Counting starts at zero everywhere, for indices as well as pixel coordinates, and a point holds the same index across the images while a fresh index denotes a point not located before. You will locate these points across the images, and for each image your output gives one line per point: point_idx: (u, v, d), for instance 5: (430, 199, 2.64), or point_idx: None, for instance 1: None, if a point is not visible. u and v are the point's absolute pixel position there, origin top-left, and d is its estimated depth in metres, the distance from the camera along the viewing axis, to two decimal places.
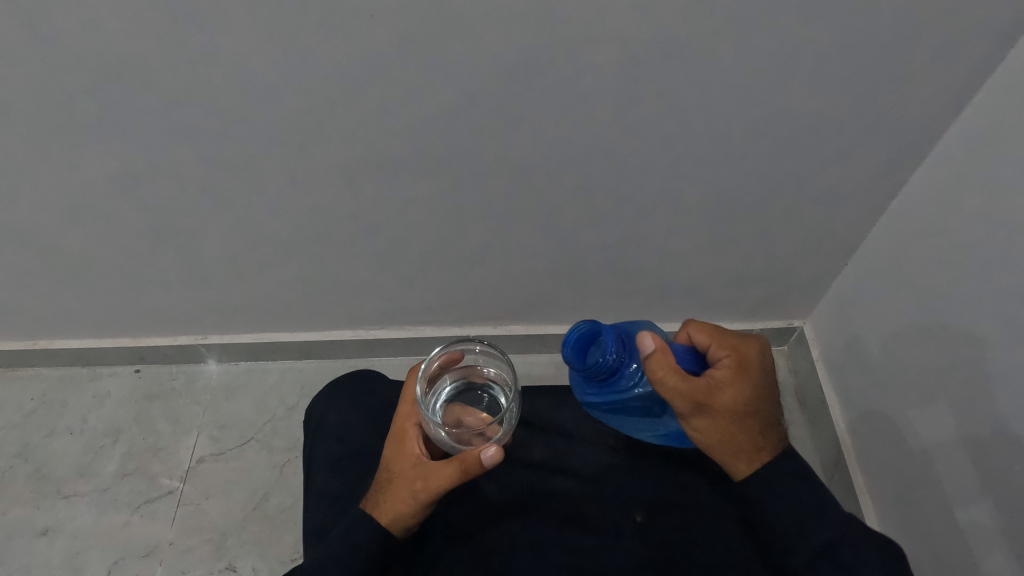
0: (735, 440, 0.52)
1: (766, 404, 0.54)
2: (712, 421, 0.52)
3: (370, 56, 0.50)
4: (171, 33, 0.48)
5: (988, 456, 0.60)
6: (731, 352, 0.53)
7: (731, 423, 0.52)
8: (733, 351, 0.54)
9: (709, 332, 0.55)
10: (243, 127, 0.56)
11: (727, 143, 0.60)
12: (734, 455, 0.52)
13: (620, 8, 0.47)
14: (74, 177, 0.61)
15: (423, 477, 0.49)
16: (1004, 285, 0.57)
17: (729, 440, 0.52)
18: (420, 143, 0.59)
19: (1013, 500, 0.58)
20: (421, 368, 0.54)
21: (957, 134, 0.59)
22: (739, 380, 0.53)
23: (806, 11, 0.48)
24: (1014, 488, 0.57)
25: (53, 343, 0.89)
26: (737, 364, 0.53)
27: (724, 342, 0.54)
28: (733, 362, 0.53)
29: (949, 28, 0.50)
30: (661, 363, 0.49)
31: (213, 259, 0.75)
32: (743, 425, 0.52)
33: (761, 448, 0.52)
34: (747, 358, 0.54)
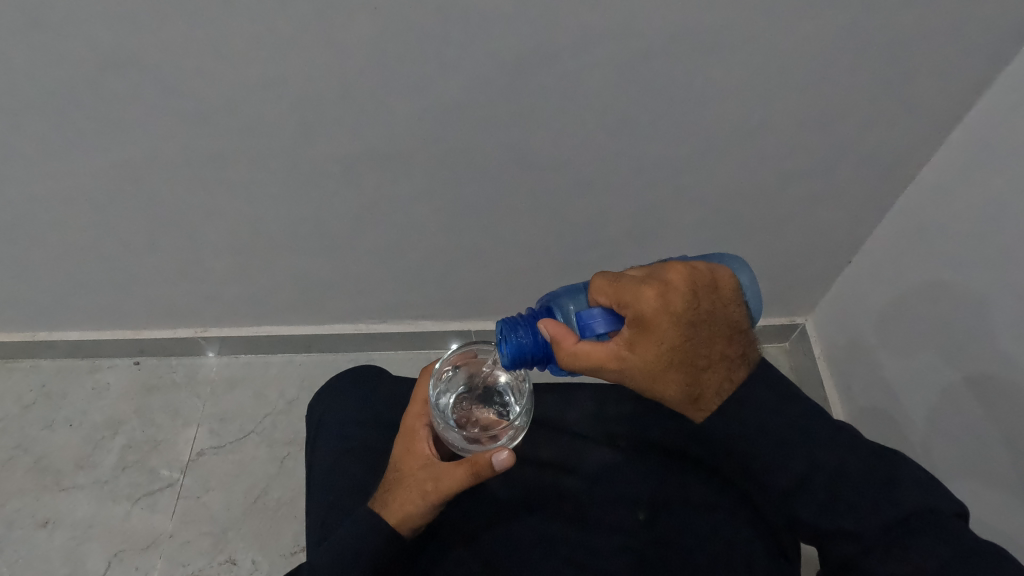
0: (678, 395, 0.46)
1: (702, 346, 0.46)
2: (643, 384, 0.47)
3: (371, 49, 0.50)
4: (171, 25, 0.47)
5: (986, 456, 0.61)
6: (632, 309, 0.45)
7: (662, 380, 0.46)
8: (634, 305, 0.45)
9: (609, 284, 0.47)
10: (245, 119, 0.56)
11: (732, 139, 0.59)
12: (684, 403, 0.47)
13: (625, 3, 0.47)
14: (75, 169, 0.61)
15: (434, 478, 0.49)
16: (1007, 284, 0.56)
17: (669, 396, 0.47)
18: (422, 137, 0.58)
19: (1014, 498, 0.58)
20: (435, 370, 0.55)
21: (962, 132, 0.59)
22: (649, 335, 0.45)
23: (813, 6, 0.47)
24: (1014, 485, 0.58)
25: (53, 334, 0.89)
26: (641, 320, 0.45)
27: (623, 295, 0.46)
28: (636, 318, 0.45)
29: (956, 26, 0.49)
30: (558, 345, 0.47)
31: (213, 252, 0.75)
32: (676, 379, 0.46)
33: (710, 395, 0.46)
34: (652, 310, 0.45)
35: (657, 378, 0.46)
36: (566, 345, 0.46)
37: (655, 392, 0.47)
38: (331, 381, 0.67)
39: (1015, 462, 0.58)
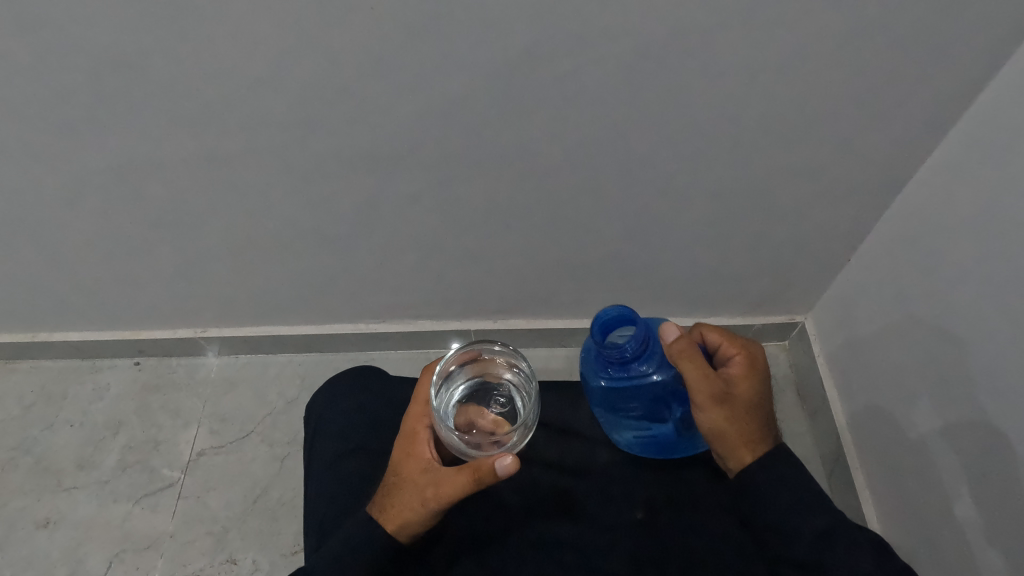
0: (743, 431, 0.54)
1: (768, 406, 0.56)
2: (728, 411, 0.54)
3: (365, 51, 0.50)
4: (165, 26, 0.47)
5: (984, 454, 0.60)
6: (744, 351, 0.56)
7: (742, 413, 0.54)
8: (749, 350, 0.57)
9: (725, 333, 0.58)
10: (243, 119, 0.56)
11: (728, 137, 0.59)
12: (726, 442, 0.54)
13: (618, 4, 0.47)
14: (74, 170, 0.61)
15: (433, 484, 0.49)
16: (1004, 282, 0.56)
17: (736, 431, 0.54)
18: (420, 138, 0.58)
19: (1009, 497, 0.58)
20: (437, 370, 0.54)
21: (961, 130, 0.59)
22: (753, 374, 0.56)
23: (805, 8, 0.48)
24: (1010, 484, 0.57)
25: (53, 335, 0.89)
26: (751, 360, 0.56)
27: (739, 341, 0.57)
28: (745, 359, 0.56)
29: (950, 25, 0.49)
30: (688, 348, 0.53)
31: (212, 253, 0.75)
32: (753, 417, 0.54)
33: (764, 441, 0.54)
34: (757, 359, 0.57)
35: (729, 409, 0.54)
36: (689, 352, 0.53)
37: (717, 420, 0.54)
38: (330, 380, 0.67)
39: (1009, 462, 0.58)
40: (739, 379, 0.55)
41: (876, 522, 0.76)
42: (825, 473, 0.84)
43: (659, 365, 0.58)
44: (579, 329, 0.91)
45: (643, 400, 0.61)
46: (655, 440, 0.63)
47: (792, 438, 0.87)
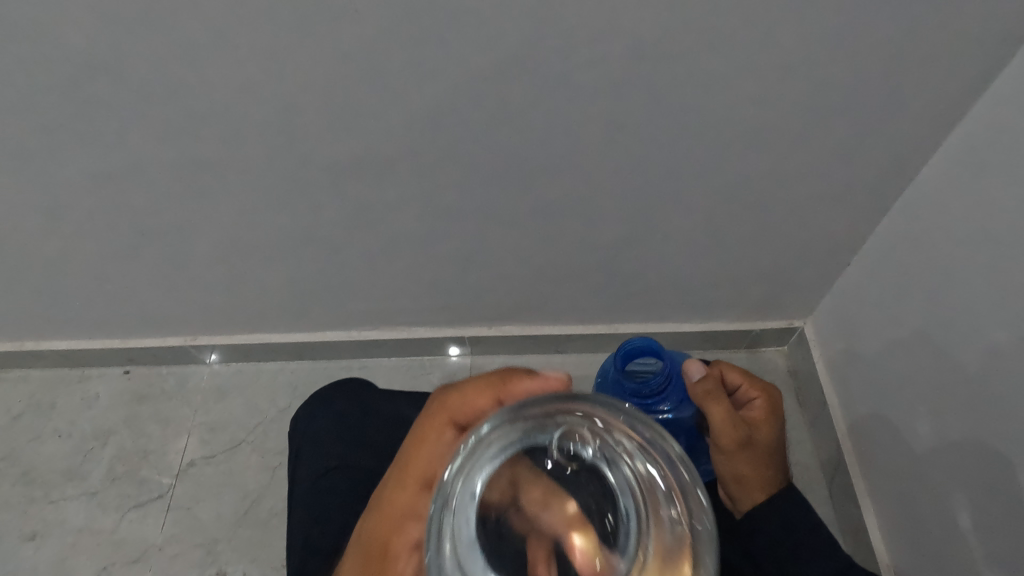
0: (762, 476, 0.54)
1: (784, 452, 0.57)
2: (750, 457, 0.55)
3: (349, 55, 0.49)
4: (144, 32, 0.46)
5: (985, 465, 0.59)
6: (764, 394, 0.57)
7: (764, 459, 0.55)
8: (770, 395, 0.58)
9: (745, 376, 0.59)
10: (226, 125, 0.55)
11: (723, 141, 0.58)
12: (746, 487, 0.54)
13: (607, 7, 0.46)
14: (56, 177, 0.60)
15: None
16: (1005, 287, 0.55)
17: (756, 476, 0.54)
18: (408, 143, 0.57)
19: (1009, 509, 0.56)
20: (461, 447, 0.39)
21: (963, 132, 0.57)
22: (774, 421, 0.57)
23: (797, 11, 0.46)
24: (1010, 496, 0.56)
25: (42, 344, 0.88)
26: (771, 405, 0.57)
27: (760, 386, 0.58)
28: (765, 404, 0.57)
29: (948, 27, 0.48)
30: (712, 389, 0.55)
31: (201, 260, 0.74)
32: (773, 462, 0.55)
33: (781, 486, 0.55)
34: (777, 404, 0.58)
35: (751, 453, 0.54)
36: (714, 393, 0.55)
37: (737, 463, 0.55)
38: (327, 387, 0.67)
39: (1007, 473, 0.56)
40: (759, 423, 0.56)
41: (878, 531, 0.74)
42: (826, 479, 0.83)
43: (676, 405, 0.62)
44: (575, 335, 0.90)
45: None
46: None
47: (792, 445, 0.85)
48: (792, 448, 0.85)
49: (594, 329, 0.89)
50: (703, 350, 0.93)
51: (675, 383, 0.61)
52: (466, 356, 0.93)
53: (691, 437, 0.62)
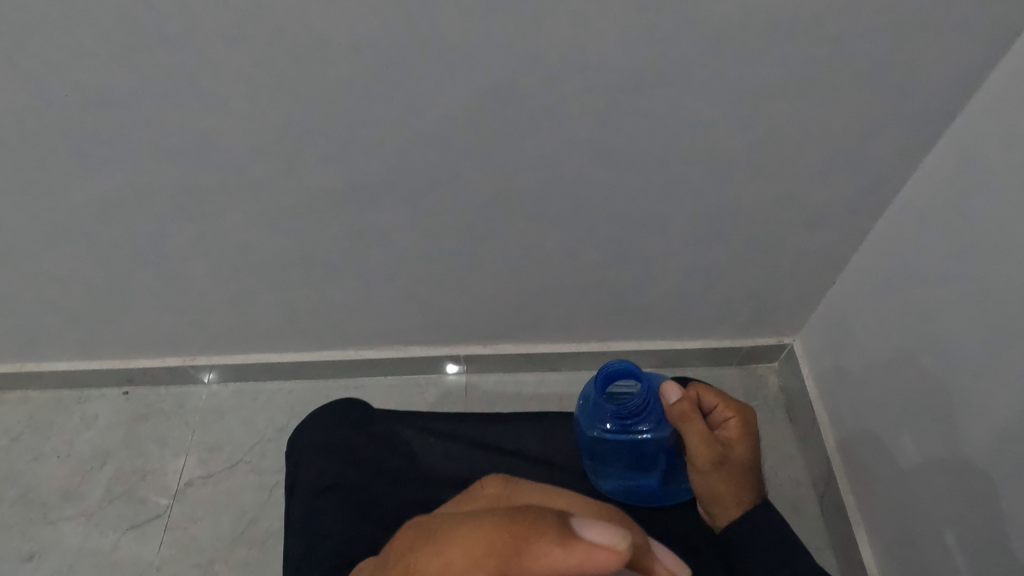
0: (737, 493, 0.55)
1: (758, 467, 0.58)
2: (726, 475, 0.55)
3: (345, 84, 0.51)
4: (148, 64, 0.48)
5: (967, 479, 0.60)
6: (738, 414, 0.58)
7: (738, 477, 0.56)
8: (743, 413, 0.58)
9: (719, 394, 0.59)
10: (227, 151, 0.56)
11: (707, 163, 0.60)
12: (722, 504, 0.56)
13: (591, 40, 0.48)
14: (62, 202, 0.62)
15: None
16: (981, 304, 0.57)
17: (731, 492, 0.55)
18: (401, 167, 0.59)
19: (991, 523, 0.57)
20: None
21: (937, 155, 0.59)
22: (748, 438, 0.57)
23: (772, 42, 0.49)
24: (992, 510, 0.57)
25: (42, 365, 0.89)
26: (744, 423, 0.58)
27: (734, 404, 0.58)
28: (739, 423, 0.57)
29: (917, 56, 0.50)
30: (689, 410, 0.55)
31: (200, 281, 0.75)
32: (747, 479, 0.56)
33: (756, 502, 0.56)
34: (750, 422, 0.58)
35: (726, 472, 0.55)
36: (690, 415, 0.55)
37: (714, 482, 0.55)
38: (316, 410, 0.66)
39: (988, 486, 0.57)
40: (734, 442, 0.57)
41: (867, 547, 0.75)
42: (816, 495, 0.83)
43: (655, 424, 0.60)
44: (569, 353, 0.91)
45: (633, 450, 0.63)
46: (639, 491, 0.64)
47: (783, 461, 0.86)
48: (784, 464, 0.86)
49: (587, 347, 0.90)
50: (696, 368, 0.94)
51: (655, 404, 0.60)
52: (462, 375, 0.94)
53: (671, 454, 0.63)
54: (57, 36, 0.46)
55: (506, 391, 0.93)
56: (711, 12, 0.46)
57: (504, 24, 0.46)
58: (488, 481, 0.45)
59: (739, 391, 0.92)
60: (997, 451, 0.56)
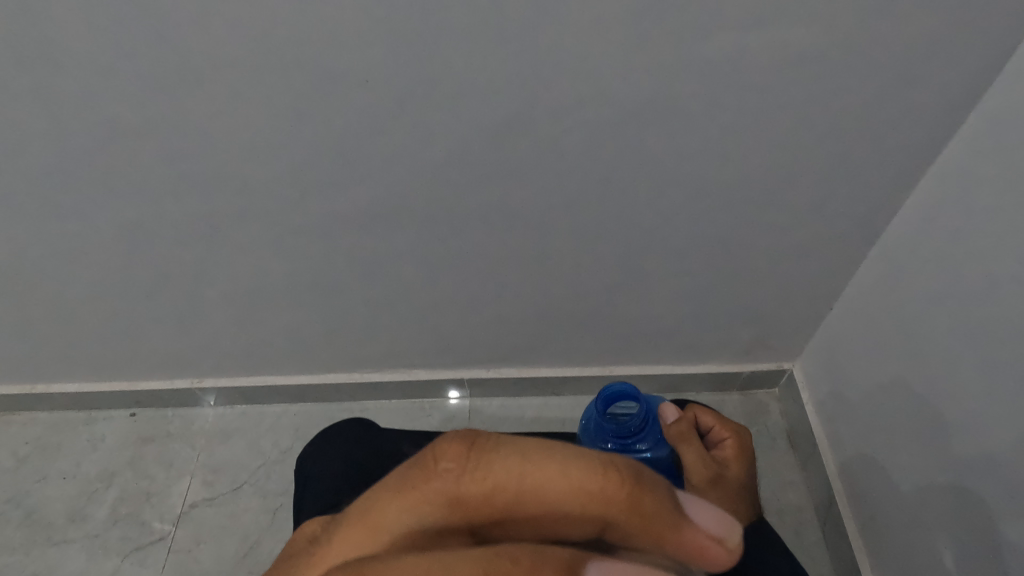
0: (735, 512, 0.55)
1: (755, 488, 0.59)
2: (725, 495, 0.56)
3: (357, 116, 0.53)
4: (172, 96, 0.51)
5: (964, 504, 0.60)
6: (734, 435, 0.60)
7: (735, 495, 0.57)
8: (739, 435, 0.61)
9: (716, 417, 0.62)
10: (242, 177, 0.59)
11: (704, 192, 0.62)
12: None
13: (591, 75, 0.50)
14: (82, 226, 0.64)
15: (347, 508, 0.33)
16: (972, 329, 0.58)
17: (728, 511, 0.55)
18: (409, 194, 0.61)
19: (988, 547, 0.58)
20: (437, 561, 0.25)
21: (927, 185, 0.62)
22: (744, 457, 0.59)
23: (764, 78, 0.51)
24: (989, 533, 0.58)
25: (52, 387, 0.90)
26: (740, 444, 0.60)
27: (729, 425, 0.61)
28: (736, 444, 0.60)
29: (903, 90, 0.53)
30: (686, 429, 0.59)
31: (210, 304, 0.76)
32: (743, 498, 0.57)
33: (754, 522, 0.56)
34: (746, 444, 0.61)
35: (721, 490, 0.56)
36: (686, 434, 0.59)
37: None
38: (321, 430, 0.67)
39: (984, 510, 0.58)
40: (730, 462, 0.59)
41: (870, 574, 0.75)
42: (818, 521, 0.83)
43: (655, 444, 0.61)
44: (572, 378, 0.92)
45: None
46: None
47: (785, 486, 0.86)
48: (785, 489, 0.86)
49: (590, 371, 0.91)
50: (697, 393, 0.95)
51: (654, 427, 0.62)
52: (465, 399, 0.95)
53: None
54: (90, 69, 0.48)
55: (510, 415, 0.93)
56: (706, 51, 0.49)
57: (511, 60, 0.49)
58: (443, 451, 0.29)
59: (740, 416, 0.93)
60: (992, 474, 0.57)
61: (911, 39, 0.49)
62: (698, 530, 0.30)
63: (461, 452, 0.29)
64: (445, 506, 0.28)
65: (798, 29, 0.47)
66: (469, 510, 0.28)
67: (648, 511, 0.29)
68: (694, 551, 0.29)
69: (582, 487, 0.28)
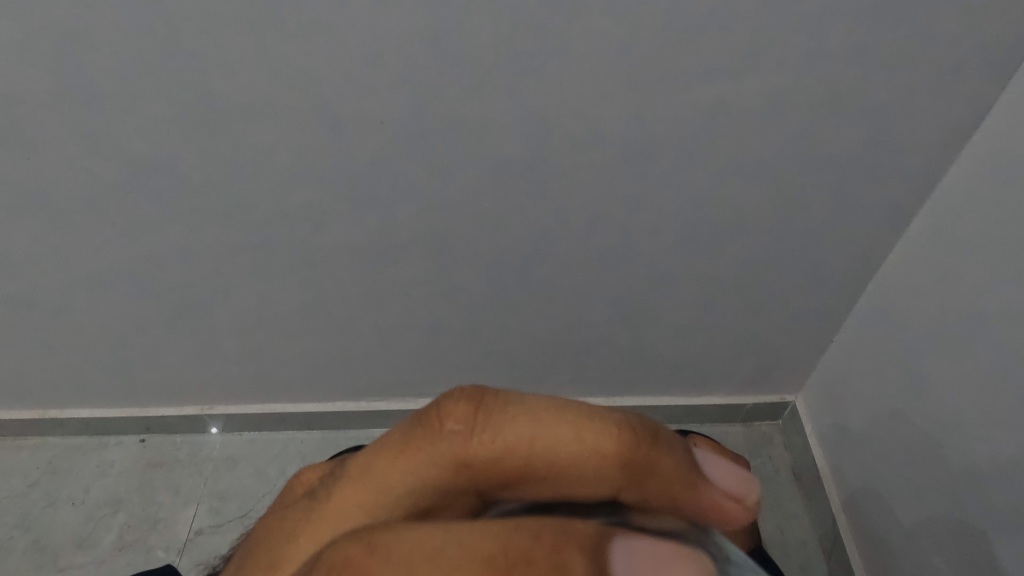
0: None
1: None
2: None
3: (371, 152, 0.56)
4: (198, 131, 0.54)
5: (965, 536, 0.61)
6: None
7: None
8: None
9: None
10: (260, 209, 0.61)
11: (704, 226, 0.64)
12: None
13: (594, 116, 0.53)
14: (105, 254, 0.66)
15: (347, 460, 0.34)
16: (968, 360, 0.59)
17: None
18: (419, 226, 0.63)
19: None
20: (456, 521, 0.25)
21: (921, 221, 0.64)
22: None
23: (759, 118, 0.54)
24: (991, 565, 0.58)
25: (63, 412, 0.92)
26: None
27: None
28: None
29: (892, 130, 0.55)
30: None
31: (222, 331, 0.78)
32: None
33: None
34: None
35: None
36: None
37: None
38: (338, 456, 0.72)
39: (985, 541, 0.58)
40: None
41: None
42: (824, 556, 0.82)
43: None
44: None
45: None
46: None
47: (789, 520, 0.86)
48: (791, 523, 0.85)
49: (594, 403, 0.92)
50: (701, 426, 0.95)
51: None
52: None
53: None
54: (124, 103, 0.52)
55: None
56: (705, 91, 0.52)
57: (520, 99, 0.52)
58: (450, 411, 0.30)
59: (744, 449, 0.93)
60: (990, 504, 0.58)
61: (898, 81, 0.51)
62: (714, 487, 0.30)
63: (468, 414, 0.30)
64: (450, 467, 0.29)
65: (791, 71, 0.50)
66: (476, 471, 0.29)
67: (665, 472, 0.29)
68: (713, 512, 0.29)
69: (597, 450, 0.28)
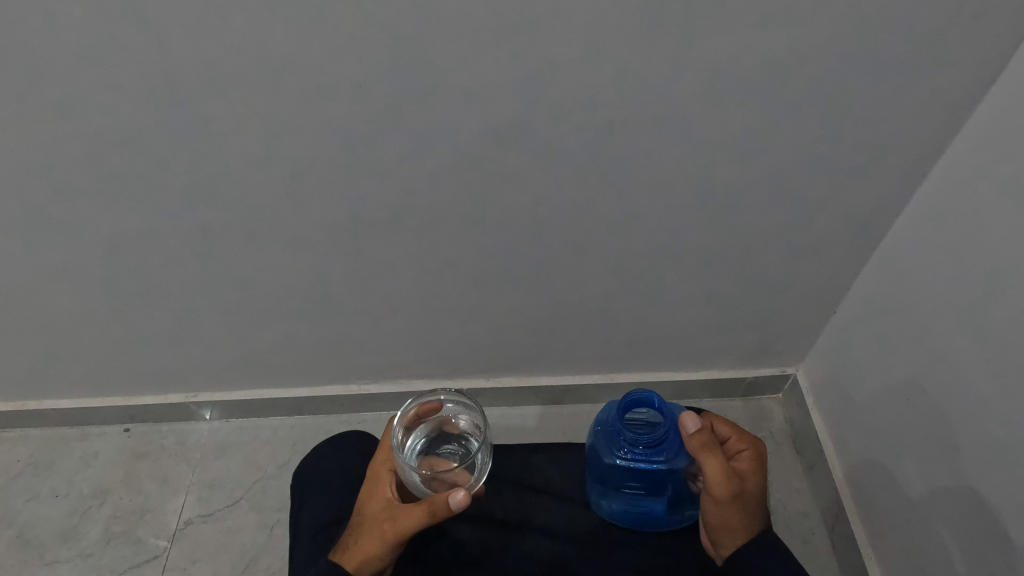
0: (746, 523, 0.57)
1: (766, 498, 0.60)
2: (742, 514, 0.57)
3: (351, 124, 0.52)
4: (164, 106, 0.50)
5: (976, 509, 0.59)
6: (751, 447, 0.60)
7: (746, 513, 0.57)
8: (753, 446, 0.60)
9: (732, 427, 0.61)
10: (237, 187, 0.58)
11: (705, 196, 0.61)
12: (731, 534, 0.57)
13: (590, 81, 0.50)
14: (73, 238, 0.63)
15: (391, 520, 0.54)
16: (979, 329, 0.57)
17: (735, 520, 0.57)
18: (405, 201, 0.60)
19: (1001, 553, 0.57)
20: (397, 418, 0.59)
21: (930, 186, 0.61)
22: (760, 471, 0.59)
23: (765, 79, 0.50)
24: (1000, 539, 0.57)
25: (43, 403, 0.89)
26: (757, 456, 0.59)
27: (744, 436, 0.60)
28: (752, 456, 0.59)
29: (905, 90, 0.52)
30: (708, 440, 0.55)
31: (204, 316, 0.75)
32: (747, 510, 0.57)
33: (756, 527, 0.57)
34: (763, 455, 0.60)
35: (741, 503, 0.56)
36: (710, 445, 0.55)
37: (727, 512, 0.56)
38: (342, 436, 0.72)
39: (994, 514, 0.57)
40: (747, 475, 0.59)
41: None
42: (826, 528, 0.82)
43: (675, 453, 0.59)
44: (573, 386, 0.91)
45: (645, 480, 0.63)
46: (646, 515, 0.65)
47: (791, 492, 0.85)
48: (792, 497, 0.85)
49: (592, 379, 0.90)
50: (700, 400, 0.94)
51: (672, 434, 0.58)
52: None
53: (678, 484, 0.63)
54: (79, 76, 0.47)
55: (509, 425, 0.93)
56: (707, 53, 0.48)
57: (508, 65, 0.49)
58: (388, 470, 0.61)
59: (744, 423, 0.92)
60: (1001, 477, 0.56)
61: (911, 39, 0.48)
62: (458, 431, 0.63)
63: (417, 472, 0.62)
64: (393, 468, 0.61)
65: (797, 30, 0.47)
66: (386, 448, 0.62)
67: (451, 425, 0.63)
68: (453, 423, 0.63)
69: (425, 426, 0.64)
